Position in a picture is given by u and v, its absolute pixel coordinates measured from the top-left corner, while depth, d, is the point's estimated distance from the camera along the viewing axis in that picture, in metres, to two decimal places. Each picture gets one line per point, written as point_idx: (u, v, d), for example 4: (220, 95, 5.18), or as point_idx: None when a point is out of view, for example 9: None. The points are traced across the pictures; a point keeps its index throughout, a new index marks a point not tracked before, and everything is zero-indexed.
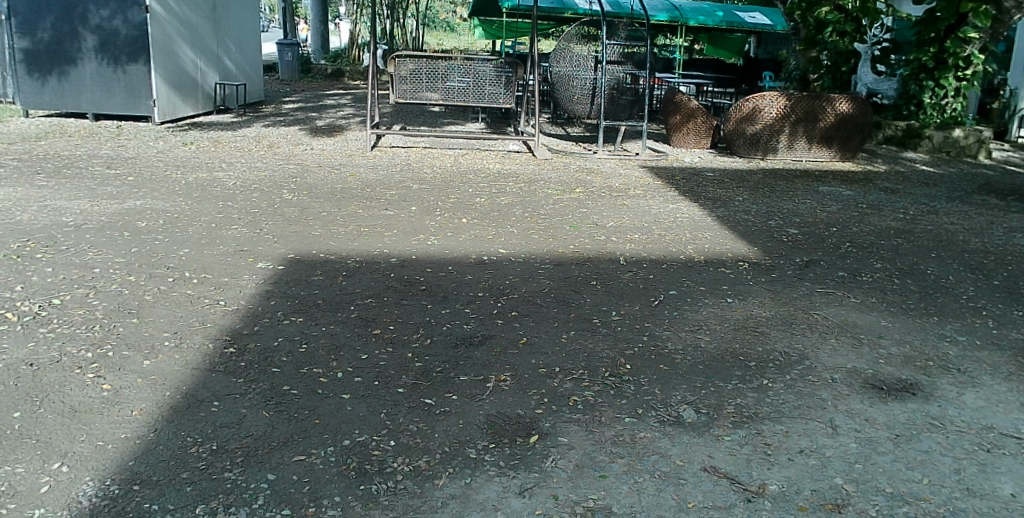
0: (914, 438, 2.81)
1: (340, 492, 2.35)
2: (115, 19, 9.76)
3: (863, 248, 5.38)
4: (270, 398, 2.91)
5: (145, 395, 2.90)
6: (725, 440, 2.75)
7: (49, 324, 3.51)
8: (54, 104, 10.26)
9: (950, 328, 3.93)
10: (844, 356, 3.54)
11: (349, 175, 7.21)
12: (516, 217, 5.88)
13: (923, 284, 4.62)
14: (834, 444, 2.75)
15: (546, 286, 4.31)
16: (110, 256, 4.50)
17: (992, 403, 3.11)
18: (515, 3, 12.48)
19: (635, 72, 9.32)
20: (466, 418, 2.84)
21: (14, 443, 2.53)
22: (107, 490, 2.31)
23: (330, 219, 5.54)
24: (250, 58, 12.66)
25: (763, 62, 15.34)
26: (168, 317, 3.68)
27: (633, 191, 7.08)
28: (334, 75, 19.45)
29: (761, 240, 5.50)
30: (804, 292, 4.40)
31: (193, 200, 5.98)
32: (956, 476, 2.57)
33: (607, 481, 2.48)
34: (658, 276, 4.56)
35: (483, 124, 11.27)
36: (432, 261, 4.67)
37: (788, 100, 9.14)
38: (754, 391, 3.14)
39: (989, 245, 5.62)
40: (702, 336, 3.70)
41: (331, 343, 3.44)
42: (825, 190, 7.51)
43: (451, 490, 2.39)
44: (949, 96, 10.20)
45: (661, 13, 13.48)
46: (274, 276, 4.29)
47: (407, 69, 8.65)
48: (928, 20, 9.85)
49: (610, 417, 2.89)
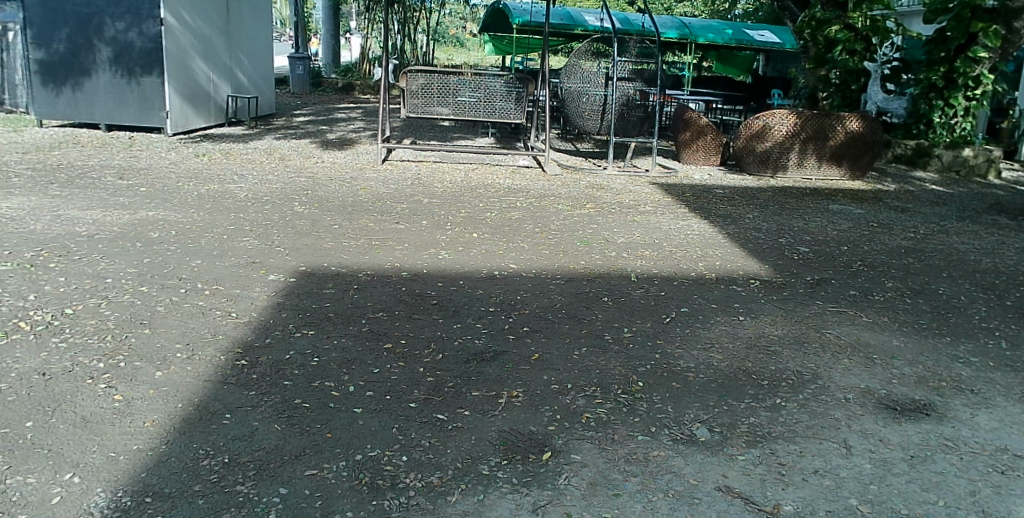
0: (929, 459, 2.79)
1: (352, 507, 2.34)
2: (130, 31, 9.83)
3: (874, 267, 5.37)
4: (283, 411, 2.92)
5: (158, 407, 2.90)
6: (738, 459, 2.73)
7: (61, 333, 3.53)
8: (68, 114, 10.36)
9: (963, 348, 3.90)
10: (856, 376, 3.51)
11: (361, 189, 7.24)
12: (526, 232, 5.90)
13: (935, 303, 4.60)
14: (848, 465, 2.73)
15: (557, 302, 4.31)
16: (123, 266, 4.53)
17: (1006, 424, 3.09)
18: (527, 20, 12.67)
19: (645, 89, 9.30)
20: (479, 434, 2.83)
21: (26, 452, 2.53)
22: (119, 502, 2.30)
23: (342, 232, 5.58)
24: (262, 71, 12.74)
25: (773, 80, 16.14)
26: (179, 328, 3.68)
27: (643, 207, 7.10)
28: (344, 89, 19.62)
29: (772, 257, 5.49)
30: (816, 310, 4.39)
31: (206, 211, 6.03)
32: (971, 498, 2.55)
33: (621, 499, 2.46)
34: (670, 293, 4.56)
35: (494, 139, 11.33)
36: (444, 275, 4.68)
37: (798, 118, 9.17)
38: (767, 410, 3.13)
39: (1001, 265, 5.60)
40: (715, 354, 3.68)
41: (343, 357, 3.44)
42: (835, 208, 7.51)
43: (464, 507, 2.38)
44: (959, 115, 10.12)
45: (671, 30, 13.43)
46: (286, 288, 4.30)
47: (419, 83, 8.68)
48: (938, 39, 9.81)
49: (623, 435, 2.88)
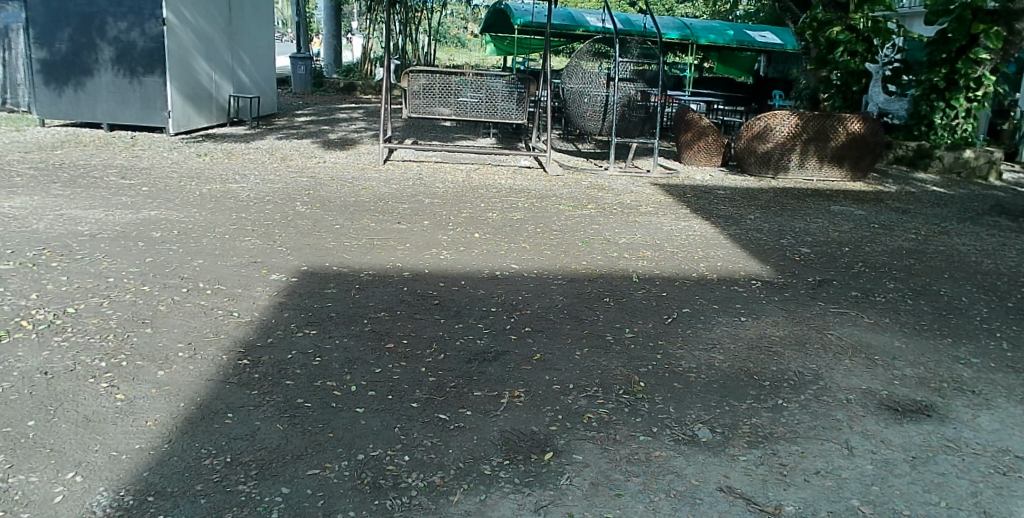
0: (931, 460, 2.79)
1: (354, 507, 2.34)
2: (132, 31, 9.84)
3: (875, 268, 5.37)
4: (284, 410, 2.92)
5: (160, 406, 2.90)
6: (740, 460, 2.73)
7: (64, 332, 3.53)
8: (70, 114, 10.37)
9: (965, 350, 3.90)
10: (858, 377, 3.51)
11: (362, 189, 7.24)
12: (527, 232, 5.90)
13: (936, 305, 4.60)
14: (850, 466, 2.73)
15: (559, 302, 4.31)
16: (126, 265, 4.53)
17: (1008, 426, 3.09)
18: (529, 20, 12.67)
19: (646, 89, 9.27)
20: (481, 434, 2.83)
21: (29, 451, 2.54)
22: (122, 500, 2.31)
23: (344, 232, 5.58)
24: (263, 71, 12.76)
25: (774, 81, 16.10)
26: (181, 328, 3.68)
27: (644, 208, 7.10)
28: (346, 89, 19.63)
29: (774, 259, 5.49)
30: (817, 311, 4.39)
31: (207, 211, 6.04)
32: (972, 498, 2.55)
33: (622, 500, 2.46)
34: (672, 293, 4.56)
35: (495, 139, 11.34)
36: (445, 275, 4.68)
37: (799, 119, 9.18)
38: (769, 411, 3.13)
39: (1002, 266, 5.60)
40: (717, 355, 3.68)
41: (346, 356, 3.44)
42: (836, 209, 7.52)
43: (466, 507, 2.38)
44: (960, 117, 10.12)
45: (672, 31, 13.43)
46: (288, 288, 4.30)
47: (420, 84, 8.68)
48: (940, 40, 9.82)
49: (625, 435, 2.88)
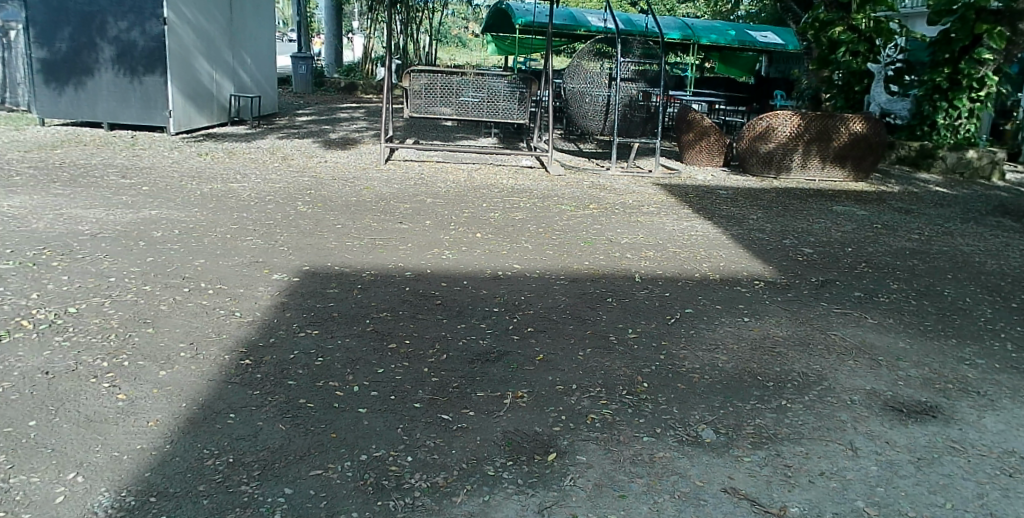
0: (936, 461, 2.77)
1: (358, 507, 2.33)
2: (132, 30, 9.82)
3: (879, 268, 5.36)
4: (287, 410, 2.91)
5: (163, 407, 2.89)
6: (745, 461, 2.72)
7: (65, 332, 3.52)
8: (71, 114, 10.37)
9: (969, 351, 3.88)
10: (862, 377, 3.50)
11: (364, 188, 7.23)
12: (530, 232, 5.89)
13: (940, 306, 4.58)
14: (855, 467, 2.72)
15: (562, 302, 4.30)
16: (127, 265, 4.52)
17: (1013, 427, 3.07)
18: (529, 21, 12.66)
19: (647, 89, 9.22)
20: (484, 435, 2.82)
21: (30, 451, 2.52)
22: (124, 501, 2.29)
23: (346, 232, 5.57)
24: (265, 70, 12.75)
25: (775, 81, 16.08)
26: (183, 328, 3.67)
27: (646, 207, 7.08)
28: (346, 89, 19.62)
29: (776, 259, 5.48)
30: (820, 312, 4.37)
31: (208, 210, 6.03)
32: (979, 500, 2.53)
33: (627, 501, 2.45)
34: (675, 294, 4.55)
35: (496, 139, 11.32)
36: (447, 275, 4.67)
37: (801, 119, 9.17)
38: (773, 412, 3.12)
39: (1005, 267, 5.57)
40: (720, 356, 3.66)
41: (348, 357, 3.43)
42: (840, 209, 7.50)
43: (468, 508, 2.37)
44: (963, 117, 10.11)
45: (673, 31, 13.40)
46: (290, 287, 4.29)
47: (421, 84, 8.66)
48: (942, 41, 9.82)
49: (629, 436, 2.86)
